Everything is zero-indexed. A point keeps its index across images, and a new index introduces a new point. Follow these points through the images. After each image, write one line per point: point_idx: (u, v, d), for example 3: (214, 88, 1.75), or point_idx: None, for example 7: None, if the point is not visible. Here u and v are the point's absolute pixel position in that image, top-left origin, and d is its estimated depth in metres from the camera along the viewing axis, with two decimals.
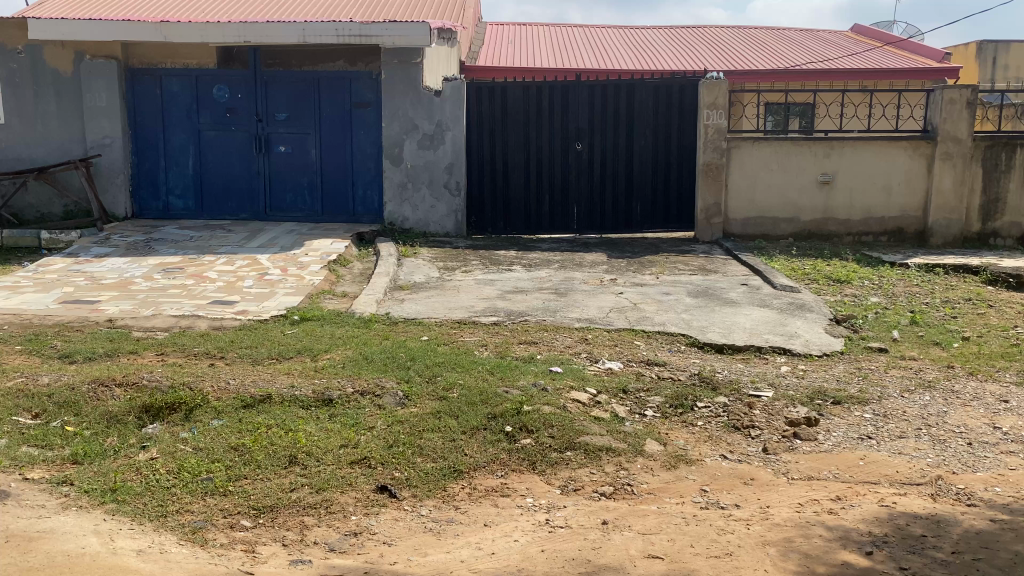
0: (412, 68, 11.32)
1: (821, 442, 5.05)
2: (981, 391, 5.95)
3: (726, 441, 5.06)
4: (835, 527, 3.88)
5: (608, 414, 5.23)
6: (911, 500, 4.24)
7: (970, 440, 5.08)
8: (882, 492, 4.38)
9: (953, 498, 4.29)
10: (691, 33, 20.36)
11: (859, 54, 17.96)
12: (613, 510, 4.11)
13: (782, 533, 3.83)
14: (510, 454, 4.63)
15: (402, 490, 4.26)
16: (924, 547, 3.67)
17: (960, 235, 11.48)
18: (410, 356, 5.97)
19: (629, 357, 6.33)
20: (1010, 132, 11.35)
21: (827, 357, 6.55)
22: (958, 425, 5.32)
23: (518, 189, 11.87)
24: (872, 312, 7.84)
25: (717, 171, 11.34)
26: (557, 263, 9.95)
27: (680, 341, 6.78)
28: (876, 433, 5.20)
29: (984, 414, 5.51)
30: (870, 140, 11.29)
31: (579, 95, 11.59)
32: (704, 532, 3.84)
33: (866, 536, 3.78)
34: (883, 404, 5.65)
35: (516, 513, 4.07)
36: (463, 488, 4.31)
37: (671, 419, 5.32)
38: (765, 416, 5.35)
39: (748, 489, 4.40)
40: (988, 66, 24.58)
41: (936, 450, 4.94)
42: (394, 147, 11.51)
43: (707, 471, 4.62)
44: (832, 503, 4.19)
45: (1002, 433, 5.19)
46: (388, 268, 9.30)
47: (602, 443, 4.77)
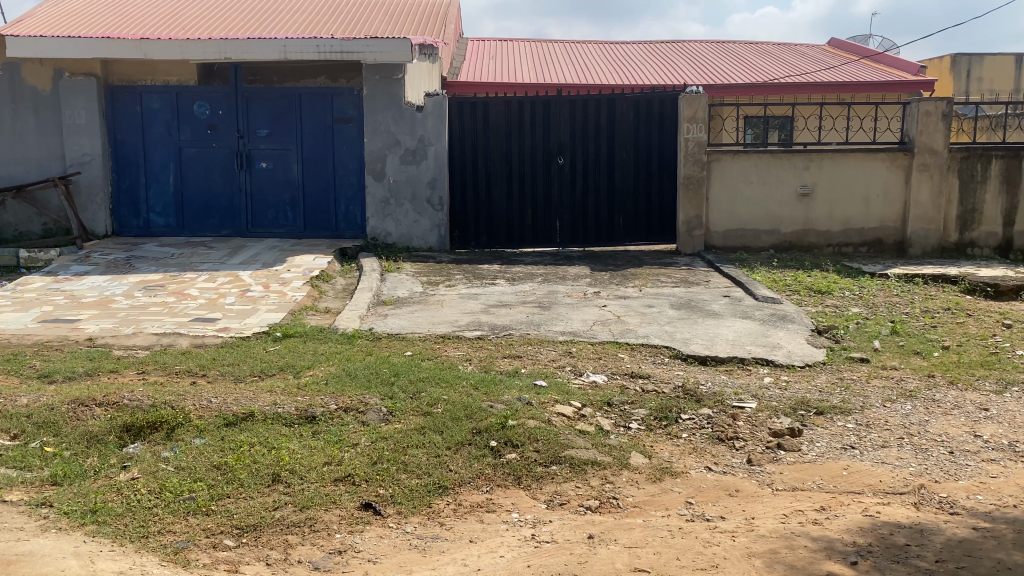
0: (393, 83, 11.35)
1: (804, 453, 5.07)
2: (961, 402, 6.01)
3: (710, 453, 5.07)
4: (819, 538, 3.89)
5: (594, 428, 5.24)
6: (894, 509, 4.27)
7: (952, 449, 5.11)
8: (866, 501, 4.40)
9: (936, 506, 4.32)
10: (671, 47, 20.52)
11: (837, 68, 18.21)
12: (600, 524, 4.10)
13: (767, 544, 3.84)
14: (496, 467, 4.63)
15: (386, 507, 4.23)
16: (908, 556, 3.69)
17: (938, 245, 11.60)
18: (393, 371, 5.95)
19: (613, 369, 6.34)
20: (986, 143, 11.50)
21: (809, 368, 6.60)
22: (940, 433, 5.36)
23: (501, 203, 11.89)
24: (853, 322, 7.90)
25: (697, 184, 11.42)
26: (540, 277, 9.97)
27: (664, 353, 6.81)
28: (859, 442, 5.24)
29: (965, 423, 5.55)
30: (848, 153, 11.42)
31: (560, 110, 11.65)
32: (690, 545, 3.84)
33: (851, 546, 3.79)
34: (867, 414, 5.69)
35: (502, 528, 4.05)
36: (448, 504, 4.29)
37: (656, 431, 5.33)
38: (749, 427, 5.38)
39: (732, 500, 4.42)
40: (962, 78, 24.96)
41: (918, 459, 4.97)
42: (376, 162, 11.50)
43: (692, 483, 4.63)
44: (816, 513, 4.21)
45: (983, 441, 5.23)
46: (371, 283, 9.28)
47: (587, 457, 4.77)
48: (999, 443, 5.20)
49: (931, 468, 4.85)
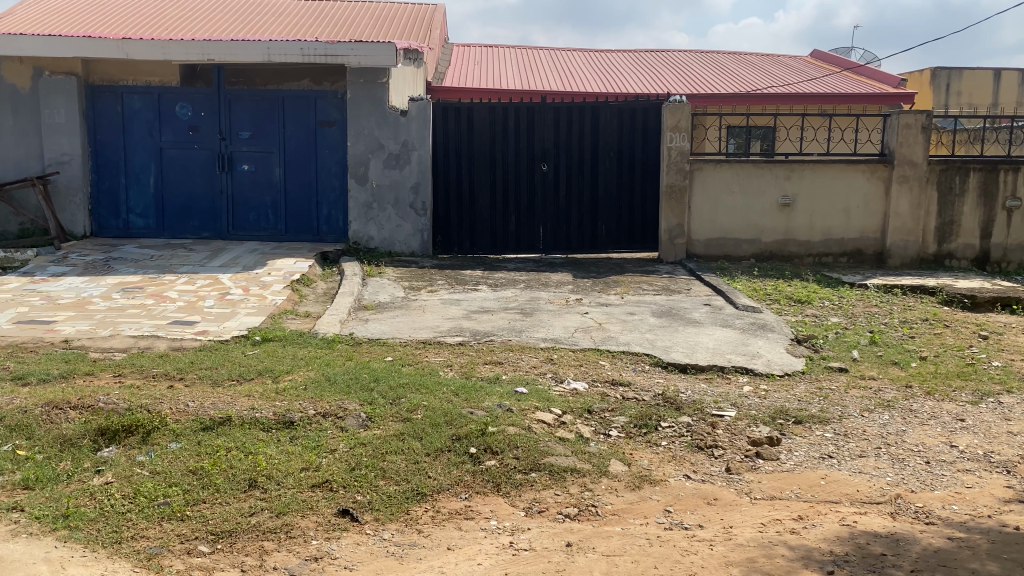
0: (377, 87, 11.32)
1: (783, 462, 5.09)
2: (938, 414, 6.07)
3: (689, 461, 5.08)
4: (797, 547, 3.90)
5: (574, 435, 5.23)
6: (871, 519, 4.29)
7: (928, 459, 5.15)
8: (843, 511, 4.42)
9: (912, 516, 4.35)
10: (655, 56, 20.63)
11: (819, 79, 18.37)
12: (578, 532, 4.09)
13: (745, 553, 3.84)
14: (477, 473, 4.62)
15: (364, 513, 4.20)
16: (884, 566, 3.70)
17: (917, 256, 11.71)
18: (373, 376, 5.92)
19: (595, 376, 6.34)
20: (964, 156, 11.63)
21: (789, 377, 6.63)
22: (916, 443, 5.40)
23: (484, 209, 11.89)
24: (832, 332, 7.95)
25: (680, 193, 11.47)
26: (522, 283, 9.97)
27: (645, 361, 6.82)
28: (837, 452, 5.26)
29: (941, 433, 5.60)
30: (829, 163, 11.51)
31: (545, 117, 11.67)
32: (668, 553, 3.83)
33: (828, 555, 3.81)
34: (844, 423, 5.72)
35: (480, 536, 4.03)
36: (426, 511, 4.27)
37: (636, 439, 5.33)
38: (728, 436, 5.40)
39: (711, 509, 4.42)
40: (942, 91, 25.24)
41: (895, 469, 5.00)
42: (359, 166, 11.46)
43: (671, 491, 4.64)
44: (794, 523, 4.22)
45: (959, 451, 5.28)
46: (352, 287, 9.24)
47: (567, 464, 4.76)
48: (975, 454, 5.24)
49: (908, 478, 4.87)
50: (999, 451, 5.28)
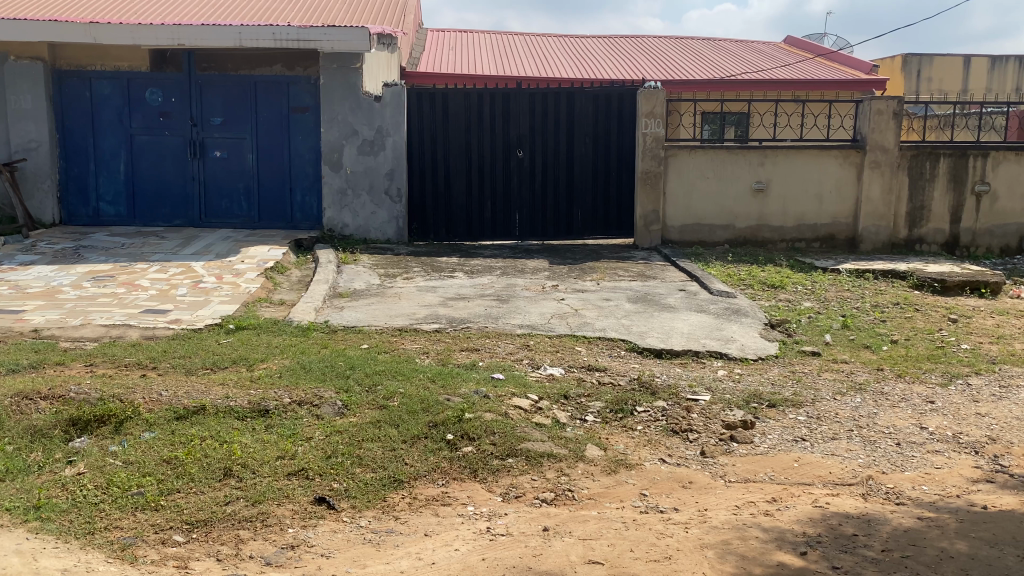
0: (350, 73, 11.20)
1: (756, 445, 5.14)
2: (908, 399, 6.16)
3: (664, 445, 5.11)
4: (770, 529, 3.94)
5: (552, 420, 5.25)
6: (843, 500, 4.35)
7: (899, 440, 5.23)
8: (815, 492, 4.48)
9: (883, 497, 4.42)
10: (630, 42, 20.62)
11: (792, 65, 18.47)
12: (555, 516, 4.11)
13: (719, 535, 3.88)
14: (454, 459, 4.63)
15: (340, 501, 4.19)
16: (855, 546, 3.76)
17: (889, 241, 11.85)
18: (349, 364, 5.89)
19: (571, 362, 6.36)
20: (935, 142, 11.75)
21: (762, 360, 6.70)
22: (888, 425, 5.48)
23: (460, 195, 11.86)
24: (805, 316, 8.03)
25: (655, 179, 11.50)
26: (498, 270, 9.96)
27: (620, 346, 6.85)
28: (810, 435, 5.33)
29: (911, 415, 5.69)
30: (802, 149, 11.59)
31: (520, 103, 11.63)
32: (644, 537, 3.86)
33: (801, 537, 3.86)
34: (818, 407, 5.79)
35: (456, 521, 4.04)
36: (403, 498, 4.27)
37: (612, 424, 5.36)
38: (703, 420, 5.45)
39: (686, 492, 4.46)
40: (912, 78, 25.50)
41: (866, 451, 5.08)
42: (333, 152, 11.36)
43: (646, 475, 4.67)
44: (768, 505, 4.27)
45: (929, 433, 5.36)
46: (327, 275, 9.18)
47: (543, 449, 4.78)
48: (946, 437, 5.32)
49: (880, 460, 4.95)
50: (967, 432, 5.37)
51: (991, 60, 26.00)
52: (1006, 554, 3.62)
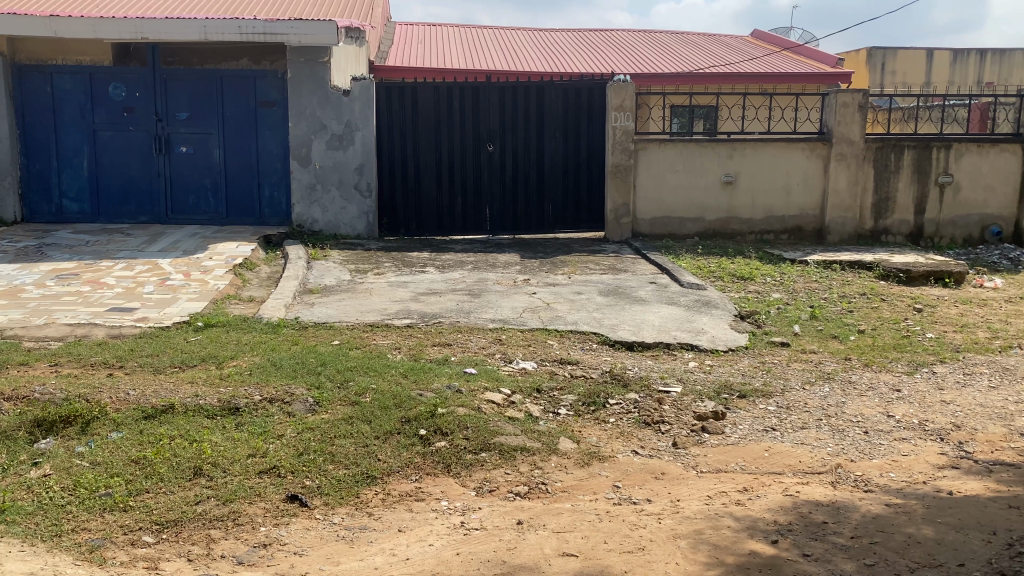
0: (319, 66, 11.09)
1: (727, 435, 5.19)
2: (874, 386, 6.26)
3: (637, 437, 5.14)
4: (742, 518, 3.98)
5: (524, 414, 5.27)
6: (812, 489, 4.40)
7: (866, 429, 5.31)
8: (785, 481, 4.53)
9: (852, 485, 4.48)
10: (599, 36, 20.65)
11: (759, 58, 18.63)
12: (528, 509, 4.12)
13: (692, 525, 3.91)
14: (427, 454, 4.63)
15: (313, 498, 4.16)
16: (826, 533, 3.81)
17: (855, 232, 12.00)
18: (320, 360, 5.85)
19: (543, 355, 6.37)
20: (899, 134, 11.90)
21: (732, 352, 6.76)
22: (856, 414, 5.56)
23: (430, 190, 11.82)
24: (774, 307, 8.12)
25: (625, 172, 11.55)
26: (470, 264, 9.94)
27: (592, 339, 6.87)
28: (779, 425, 5.39)
29: (879, 403, 5.77)
30: (769, 142, 11.70)
31: (490, 97, 11.61)
32: (617, 528, 3.89)
33: (772, 525, 3.90)
34: (787, 396, 5.86)
35: (431, 517, 4.03)
36: (375, 494, 4.25)
37: (585, 417, 5.38)
38: (674, 411, 5.49)
39: (659, 483, 4.49)
40: (877, 71, 25.84)
41: (835, 439, 5.14)
42: (301, 147, 11.24)
43: (619, 467, 4.69)
44: (739, 494, 4.31)
45: (896, 421, 5.45)
46: (297, 271, 9.10)
47: (516, 443, 4.78)
48: (911, 424, 5.41)
49: (848, 448, 5.02)
50: (932, 419, 5.47)
51: (952, 53, 26.43)
52: (972, 538, 3.69)
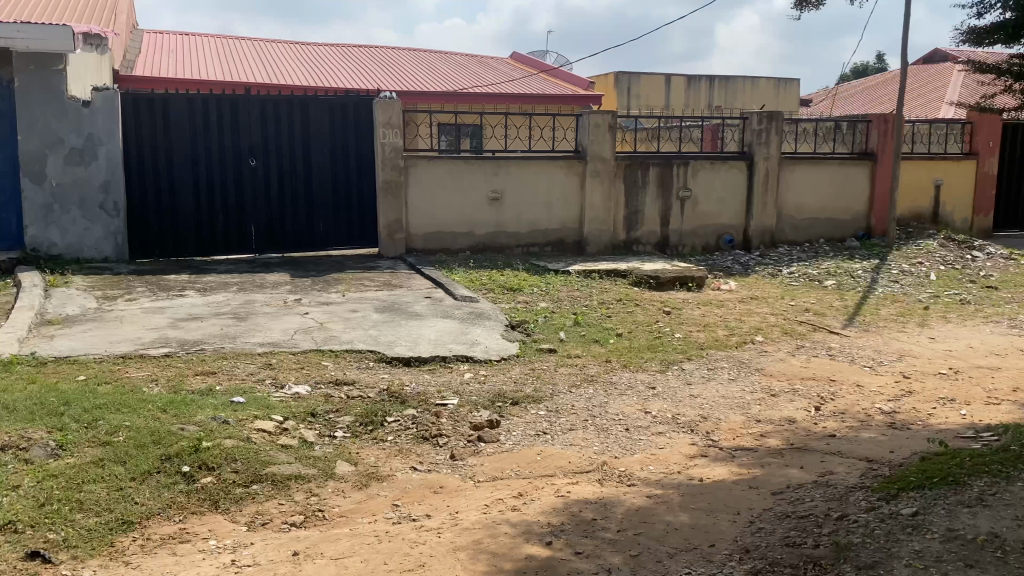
0: (52, 75, 10.09)
1: (502, 443, 5.33)
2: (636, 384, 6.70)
3: (415, 453, 5.14)
4: (518, 523, 4.11)
5: (294, 442, 5.03)
6: (582, 488, 4.64)
7: (628, 426, 5.68)
8: (557, 483, 4.73)
9: (617, 480, 4.77)
10: (364, 52, 20.57)
11: (519, 79, 19.46)
12: (305, 539, 3.98)
13: (471, 536, 3.98)
14: (186, 498, 4.27)
15: (59, 552, 3.75)
16: (595, 529, 4.03)
17: (611, 243, 12.84)
18: (63, 399, 5.29)
19: (316, 377, 6.20)
20: (645, 152, 12.91)
21: (505, 361, 6.97)
22: (617, 413, 5.93)
23: (188, 208, 11.14)
24: (542, 316, 8.48)
25: (395, 188, 11.56)
26: (236, 286, 9.47)
27: (369, 357, 6.80)
28: (552, 428, 5.62)
29: (637, 401, 6.21)
30: (531, 159, 12.22)
31: (250, 111, 11.18)
32: (397, 547, 3.86)
33: (547, 527, 4.06)
34: (559, 401, 6.13)
35: (198, 558, 3.78)
36: (133, 541, 3.91)
37: (362, 437, 5.30)
38: (452, 424, 5.55)
39: (438, 497, 4.52)
40: (624, 94, 27.93)
41: (600, 439, 5.46)
42: (34, 162, 10.16)
43: (397, 485, 4.67)
44: (518, 500, 4.43)
45: (653, 417, 5.88)
46: (33, 301, 8.20)
47: (290, 472, 4.63)
48: (668, 417, 5.86)
49: (614, 446, 5.33)
50: (683, 413, 5.96)
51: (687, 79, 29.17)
52: (720, 519, 4.06)
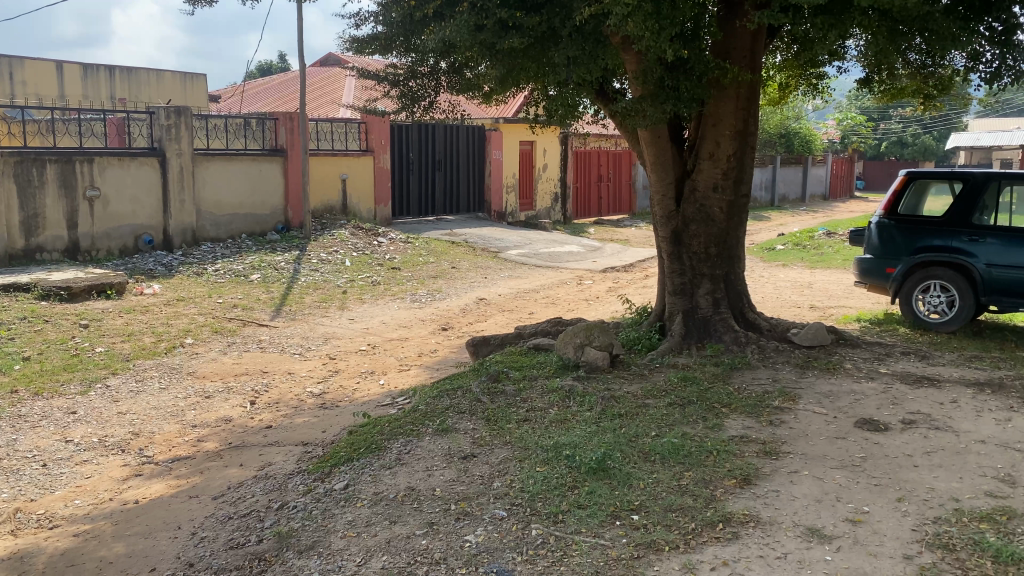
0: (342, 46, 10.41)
1: (819, 427, 4.26)
2: (987, 376, 5.16)
3: (709, 428, 4.23)
4: (855, 537, 3.09)
5: (556, 420, 4.35)
6: (941, 488, 3.47)
7: (993, 417, 4.33)
8: (905, 477, 3.60)
9: (998, 478, 3.56)
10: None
11: None
12: (572, 515, 3.28)
13: (793, 545, 3.04)
14: (437, 479, 3.73)
15: (308, 534, 3.40)
16: (971, 560, 2.89)
17: None
18: None
19: (585, 339, 5.39)
20: None
21: (827, 337, 5.78)
22: (977, 402, 4.57)
23: None
24: (865, 262, 7.12)
25: None
26: None
27: (673, 322, 5.93)
28: (879, 418, 4.37)
29: (1001, 389, 4.78)
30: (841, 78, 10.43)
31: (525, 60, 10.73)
32: (692, 548, 3.03)
33: (901, 546, 3.02)
34: (882, 391, 4.84)
35: (452, 535, 3.22)
36: (384, 517, 3.44)
37: (637, 408, 4.48)
38: (744, 407, 4.53)
39: (742, 480, 3.58)
40: None
41: (953, 427, 4.19)
42: None
43: (690, 459, 3.78)
44: (848, 508, 3.32)
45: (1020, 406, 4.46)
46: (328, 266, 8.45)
47: (558, 443, 3.95)
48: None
49: (973, 443, 3.97)
50: None
51: None
52: None
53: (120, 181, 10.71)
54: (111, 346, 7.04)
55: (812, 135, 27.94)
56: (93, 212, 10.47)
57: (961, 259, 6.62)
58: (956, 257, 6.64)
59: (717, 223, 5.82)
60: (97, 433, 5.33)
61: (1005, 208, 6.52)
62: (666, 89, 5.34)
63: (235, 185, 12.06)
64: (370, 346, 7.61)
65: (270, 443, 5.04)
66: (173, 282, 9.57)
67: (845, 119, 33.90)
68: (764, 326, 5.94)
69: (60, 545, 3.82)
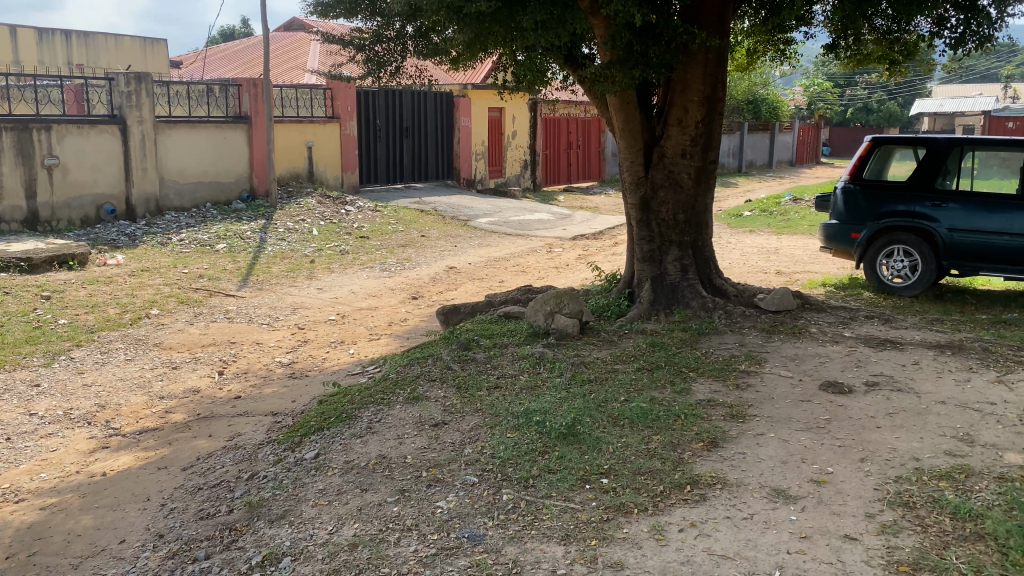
0: None
1: (784, 389, 4.32)
2: (948, 338, 5.26)
3: (677, 392, 4.27)
4: (819, 496, 3.16)
5: (526, 386, 4.38)
6: (902, 448, 3.55)
7: (953, 378, 4.42)
8: (867, 437, 3.68)
9: (956, 437, 3.65)
10: None
11: None
12: (542, 479, 3.32)
13: (758, 506, 3.09)
14: (407, 447, 3.74)
15: (281, 502, 3.40)
16: (930, 516, 2.97)
17: None
18: None
19: (555, 307, 5.40)
20: None
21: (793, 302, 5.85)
22: (938, 365, 4.66)
23: None
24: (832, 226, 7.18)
25: None
26: None
27: (643, 289, 5.94)
28: (843, 380, 4.45)
29: (958, 350, 4.89)
30: None
31: None
32: (659, 509, 3.08)
33: (863, 504, 3.09)
34: (846, 354, 4.93)
35: (423, 503, 3.23)
36: (355, 484, 3.44)
37: (605, 374, 4.51)
38: (711, 371, 4.59)
39: (710, 443, 3.63)
40: None
41: (914, 388, 4.28)
42: None
43: (658, 424, 3.81)
44: (813, 468, 3.39)
45: (977, 368, 4.57)
46: None
47: (528, 409, 3.97)
48: (1005, 377, 4.43)
49: (933, 403, 4.06)
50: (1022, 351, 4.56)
51: None
52: None
53: (80, 148, 10.46)
54: (74, 318, 6.92)
55: (779, 101, 27.95)
56: (52, 181, 10.23)
57: (924, 224, 6.72)
58: (919, 221, 6.73)
59: (685, 189, 5.84)
60: (62, 405, 5.26)
61: (967, 172, 6.66)
62: (635, 54, 5.31)
63: (199, 153, 11.84)
64: (339, 315, 7.57)
65: (239, 413, 5.01)
66: (137, 252, 9.42)
67: (813, 85, 33.99)
68: (731, 292, 5.99)
69: (26, 519, 3.78)
